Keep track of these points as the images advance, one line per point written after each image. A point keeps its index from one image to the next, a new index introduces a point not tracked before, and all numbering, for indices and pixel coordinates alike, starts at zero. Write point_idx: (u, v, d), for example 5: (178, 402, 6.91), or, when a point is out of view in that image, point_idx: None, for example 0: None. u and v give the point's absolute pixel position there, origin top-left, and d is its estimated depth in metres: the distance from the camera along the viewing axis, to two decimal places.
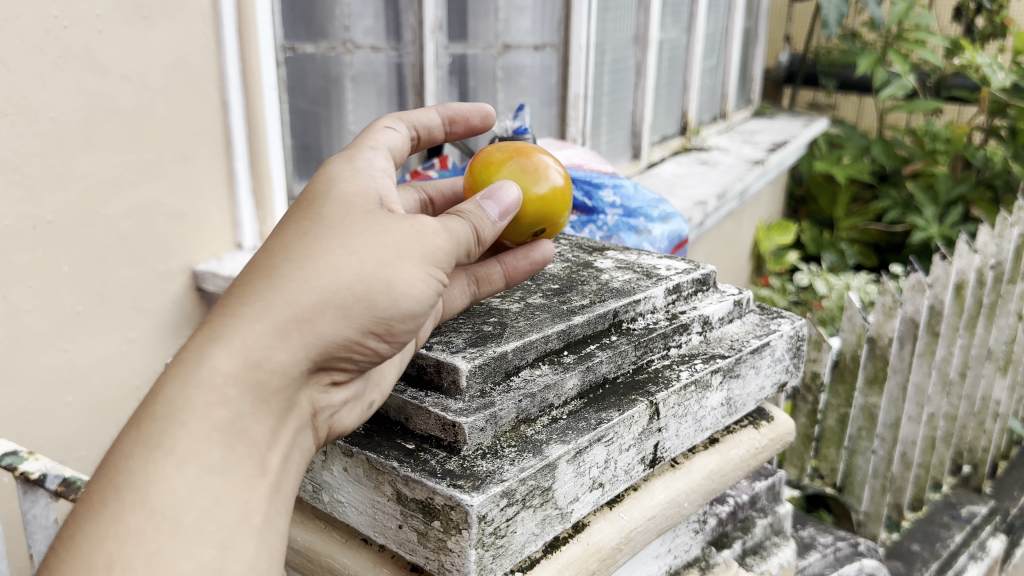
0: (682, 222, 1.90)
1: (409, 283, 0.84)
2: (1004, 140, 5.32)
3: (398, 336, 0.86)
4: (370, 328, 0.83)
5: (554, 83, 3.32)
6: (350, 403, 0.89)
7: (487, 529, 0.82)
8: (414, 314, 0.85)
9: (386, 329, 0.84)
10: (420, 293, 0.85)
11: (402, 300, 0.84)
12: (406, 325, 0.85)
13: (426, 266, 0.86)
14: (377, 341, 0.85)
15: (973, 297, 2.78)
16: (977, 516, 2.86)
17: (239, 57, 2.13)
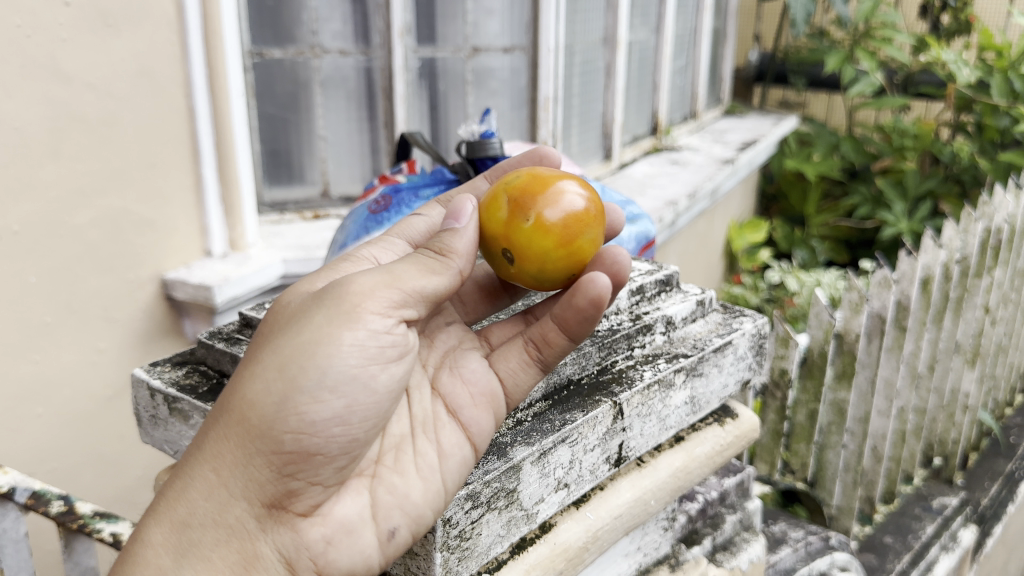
0: (649, 224, 1.91)
1: (309, 358, 0.87)
2: (971, 135, 5.39)
3: (326, 421, 0.87)
4: (283, 423, 0.86)
5: (524, 86, 3.33)
6: (350, 525, 0.91)
7: (451, 531, 0.86)
8: (326, 388, 0.87)
9: (306, 420, 0.87)
10: (327, 365, 0.87)
11: (305, 378, 0.86)
12: (327, 402, 0.87)
13: (336, 325, 0.87)
14: (310, 435, 0.87)
15: (939, 291, 2.82)
16: (948, 508, 2.89)
17: (205, 64, 2.12)
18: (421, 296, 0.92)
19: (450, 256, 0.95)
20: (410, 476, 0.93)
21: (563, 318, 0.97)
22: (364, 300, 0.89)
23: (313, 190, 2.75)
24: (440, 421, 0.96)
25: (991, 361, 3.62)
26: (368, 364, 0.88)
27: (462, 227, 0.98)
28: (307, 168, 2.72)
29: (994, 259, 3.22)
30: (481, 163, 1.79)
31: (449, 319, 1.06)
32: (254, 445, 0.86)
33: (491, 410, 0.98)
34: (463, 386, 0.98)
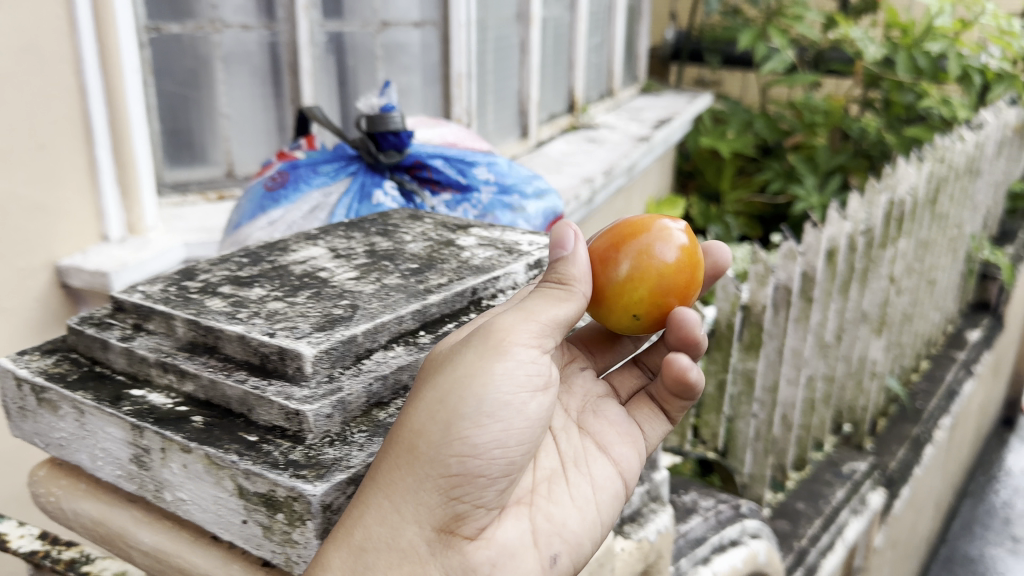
0: (556, 199, 1.89)
1: (468, 386, 0.86)
2: (878, 111, 5.54)
3: (486, 445, 0.86)
4: (449, 448, 0.85)
5: (436, 61, 3.25)
6: (512, 547, 0.91)
7: (332, 517, 0.82)
8: (487, 411, 0.86)
9: (471, 446, 0.86)
10: (487, 392, 0.86)
11: (467, 406, 0.85)
12: (487, 426, 0.86)
13: (488, 359, 0.87)
14: (475, 460, 0.86)
15: (845, 262, 2.89)
16: (857, 472, 2.97)
17: (95, 39, 2.00)
18: (555, 329, 0.93)
19: (571, 283, 0.95)
20: (565, 506, 0.99)
21: (672, 388, 1.12)
22: (508, 333, 0.89)
23: (217, 169, 2.64)
24: (590, 455, 1.06)
25: (896, 329, 3.73)
26: (522, 391, 0.88)
27: (571, 253, 0.95)
28: (211, 147, 2.61)
29: (898, 230, 3.31)
30: (382, 137, 1.75)
31: (581, 364, 1.18)
32: (423, 471, 0.84)
33: (634, 447, 1.11)
34: (608, 427, 1.11)
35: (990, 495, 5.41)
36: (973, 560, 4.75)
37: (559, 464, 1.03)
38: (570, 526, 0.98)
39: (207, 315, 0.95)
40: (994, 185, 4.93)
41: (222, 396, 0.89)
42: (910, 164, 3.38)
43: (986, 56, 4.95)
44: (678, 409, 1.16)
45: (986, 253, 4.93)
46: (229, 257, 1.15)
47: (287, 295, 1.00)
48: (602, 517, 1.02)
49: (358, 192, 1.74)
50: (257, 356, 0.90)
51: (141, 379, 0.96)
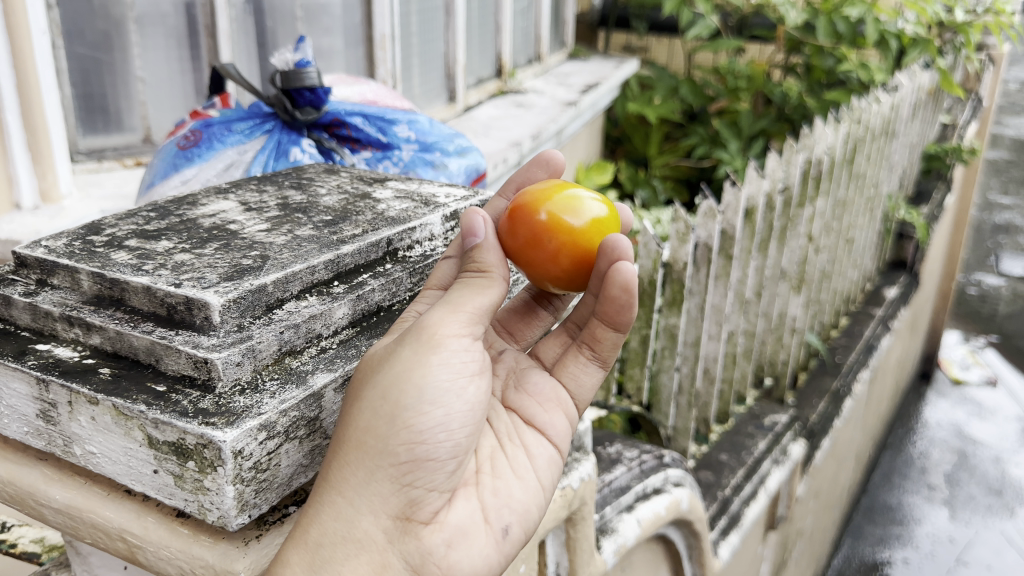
0: (479, 156, 1.90)
1: (409, 378, 0.87)
2: (800, 76, 5.65)
3: (431, 430, 0.88)
4: (396, 437, 0.87)
5: (358, 22, 3.19)
6: (465, 526, 0.93)
7: (245, 463, 0.80)
8: (428, 399, 0.87)
9: (417, 433, 0.87)
10: (425, 380, 0.87)
11: (408, 395, 0.87)
12: (431, 412, 0.87)
13: (425, 351, 0.88)
14: (422, 446, 0.88)
15: (764, 221, 2.97)
16: (778, 425, 3.08)
17: None
18: (483, 317, 0.93)
19: (489, 269, 0.95)
20: (509, 480, 1.00)
21: (603, 316, 1.08)
22: (439, 327, 0.89)
23: (133, 136, 2.57)
24: (522, 429, 1.06)
25: (815, 287, 3.85)
26: (459, 378, 0.89)
27: (483, 240, 0.96)
28: (126, 113, 2.53)
29: (816, 189, 3.41)
30: (297, 93, 1.73)
31: (499, 347, 1.17)
32: (373, 462, 0.86)
33: (561, 410, 1.10)
34: (533, 399, 1.09)
35: (908, 446, 5.64)
36: (892, 507, 4.96)
37: (495, 441, 1.03)
38: (516, 496, 1.00)
39: (112, 268, 0.94)
40: (909, 146, 5.10)
41: (129, 347, 0.89)
42: (827, 125, 3.48)
43: (901, 21, 5.06)
44: (609, 348, 1.12)
45: (902, 212, 5.10)
46: (136, 212, 1.14)
47: (196, 247, 0.99)
48: (545, 483, 1.05)
49: (274, 150, 1.72)
50: (164, 308, 0.90)
51: (47, 334, 0.95)
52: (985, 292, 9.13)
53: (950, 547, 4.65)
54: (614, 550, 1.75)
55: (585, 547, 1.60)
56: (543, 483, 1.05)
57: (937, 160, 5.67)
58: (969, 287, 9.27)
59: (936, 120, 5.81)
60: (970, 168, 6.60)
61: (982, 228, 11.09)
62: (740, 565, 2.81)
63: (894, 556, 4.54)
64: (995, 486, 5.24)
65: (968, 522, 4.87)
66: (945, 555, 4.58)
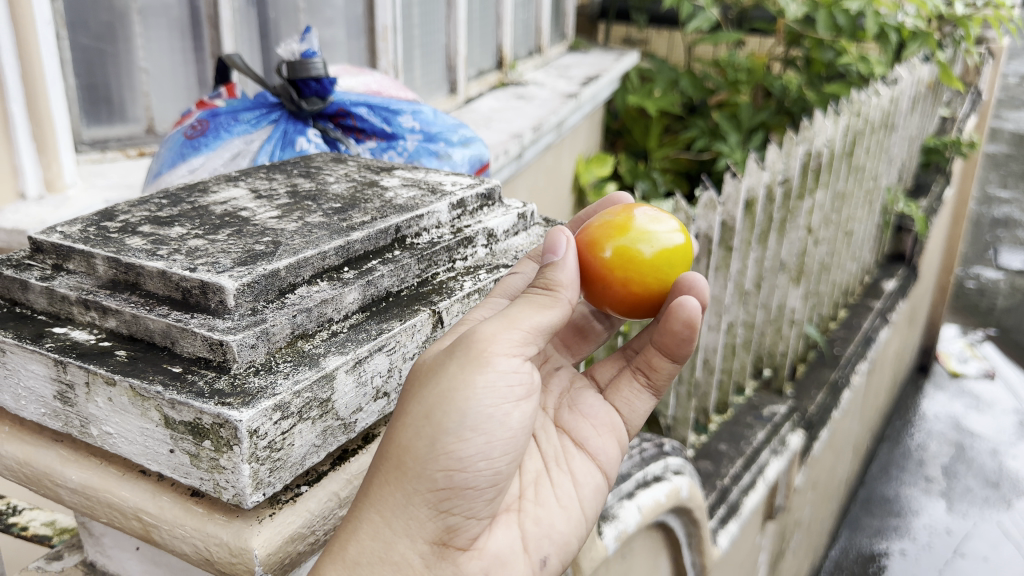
0: (482, 147, 1.92)
1: (453, 400, 0.91)
2: (800, 68, 5.66)
3: (471, 456, 0.93)
4: (435, 463, 0.91)
5: (360, 14, 3.20)
6: (502, 556, 1.00)
7: (260, 443, 0.82)
8: (470, 425, 0.91)
9: (456, 460, 0.92)
10: (468, 405, 0.91)
11: (450, 419, 0.91)
12: (471, 439, 0.92)
13: (469, 371, 0.91)
14: (461, 473, 0.92)
15: (764, 213, 2.98)
16: (777, 415, 3.10)
17: None
18: (538, 335, 0.96)
19: (557, 289, 0.98)
20: (551, 509, 1.08)
21: (664, 346, 1.19)
22: (490, 344, 0.92)
23: (136, 127, 2.58)
24: (570, 454, 1.14)
25: (814, 279, 3.88)
26: (503, 404, 0.93)
27: (561, 259, 0.99)
28: (129, 104, 2.54)
29: (816, 181, 3.43)
30: (303, 84, 1.75)
31: (555, 361, 1.26)
32: (412, 486, 0.91)
33: (612, 437, 1.19)
34: (587, 423, 1.19)
35: (906, 438, 5.68)
36: (889, 499, 4.99)
37: (543, 464, 1.11)
38: (557, 526, 1.08)
39: (127, 253, 0.96)
40: (908, 139, 5.11)
41: (144, 330, 0.91)
42: (827, 118, 3.49)
43: (901, 14, 5.07)
44: (663, 378, 1.23)
45: (901, 205, 5.12)
46: (148, 200, 1.16)
47: (209, 233, 1.01)
48: (584, 509, 1.13)
49: (280, 140, 1.74)
50: (178, 292, 0.92)
51: (62, 317, 0.97)
52: (983, 285, 9.16)
53: (947, 538, 4.69)
54: (615, 537, 1.78)
55: (586, 533, 1.62)
56: (583, 509, 1.13)
57: (936, 153, 5.69)
58: (967, 280, 9.30)
59: (935, 114, 5.83)
60: (969, 162, 6.62)
61: (981, 222, 11.12)
62: (739, 555, 2.84)
63: (891, 547, 4.57)
64: (992, 478, 5.27)
65: (965, 514, 4.90)
66: (942, 547, 4.62)
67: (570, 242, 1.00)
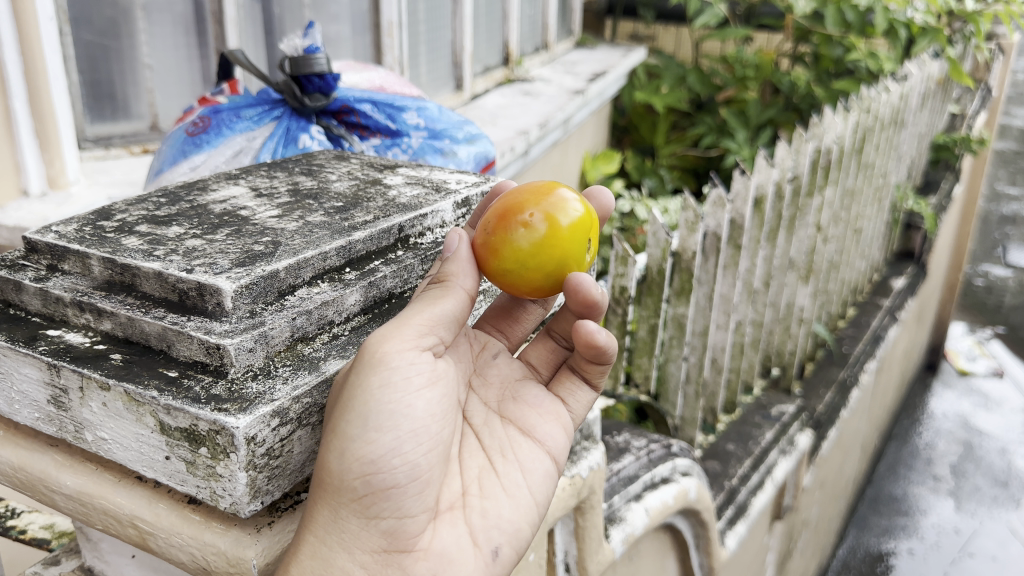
0: (488, 144, 1.89)
1: (352, 405, 0.84)
2: (808, 65, 5.62)
3: (385, 458, 0.86)
4: (352, 472, 0.85)
5: (365, 10, 3.17)
6: (451, 555, 0.93)
7: (258, 450, 0.80)
8: (373, 426, 0.84)
9: (372, 464, 0.85)
10: (369, 408, 0.84)
11: (352, 426, 0.84)
12: (379, 440, 0.85)
13: (365, 374, 0.84)
14: (380, 476, 0.86)
15: (773, 210, 2.95)
16: (786, 415, 3.07)
17: None
18: (430, 325, 0.90)
19: (446, 279, 0.93)
20: (498, 500, 0.99)
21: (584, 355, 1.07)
22: (379, 344, 0.86)
23: (140, 123, 2.56)
24: (515, 442, 1.04)
25: (822, 277, 3.84)
26: (403, 399, 0.87)
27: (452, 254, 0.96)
28: (134, 100, 2.52)
29: (825, 178, 3.39)
30: (307, 79, 1.72)
31: (493, 347, 1.11)
32: (336, 500, 0.85)
33: (559, 424, 1.08)
34: (532, 411, 1.07)
35: (914, 437, 5.63)
36: (898, 498, 4.96)
37: (487, 458, 1.02)
38: (506, 516, 0.99)
39: (123, 253, 0.94)
40: (917, 136, 5.06)
41: (140, 333, 0.88)
42: (836, 114, 3.45)
43: (911, 9, 5.01)
44: (599, 373, 1.11)
45: (910, 202, 5.08)
46: (146, 198, 1.13)
47: (206, 233, 0.99)
48: (536, 498, 1.03)
49: (283, 137, 1.72)
50: (175, 294, 0.89)
51: (58, 320, 0.95)
52: (991, 283, 9.10)
53: (955, 538, 4.65)
54: (622, 539, 1.75)
55: (594, 536, 1.60)
56: (536, 499, 1.04)
57: (945, 150, 5.64)
58: (976, 278, 9.24)
59: (945, 110, 5.77)
60: (978, 159, 6.56)
61: (989, 219, 11.05)
62: (746, 556, 2.81)
63: (899, 546, 4.54)
64: (1000, 477, 5.24)
65: (973, 513, 4.87)
66: (950, 546, 4.58)
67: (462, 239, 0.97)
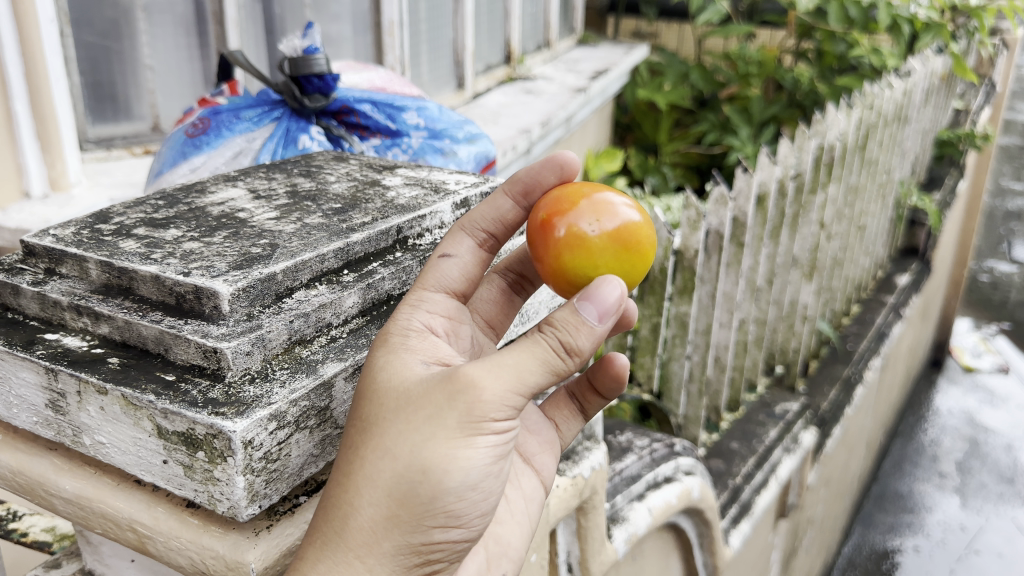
0: (488, 143, 1.89)
1: (452, 460, 0.84)
2: (811, 61, 5.60)
3: (465, 511, 0.88)
4: (431, 517, 0.86)
5: (366, 10, 3.16)
6: None
7: (255, 454, 0.79)
8: (469, 484, 0.85)
9: (451, 513, 0.87)
10: (468, 466, 0.84)
11: (450, 480, 0.84)
12: (467, 497, 0.86)
13: (471, 433, 0.83)
14: (452, 525, 0.88)
15: (776, 208, 2.94)
16: (789, 413, 3.06)
17: None
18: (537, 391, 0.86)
19: (575, 356, 0.85)
20: (509, 527, 1.08)
21: (597, 384, 1.19)
22: (497, 405, 0.83)
23: (141, 124, 2.56)
24: (520, 471, 1.12)
25: (827, 274, 3.83)
26: (498, 458, 0.87)
27: (599, 326, 0.86)
28: (135, 101, 2.52)
29: (828, 175, 3.38)
30: (306, 80, 1.72)
31: None
32: (403, 537, 0.85)
33: (554, 451, 1.17)
34: (532, 438, 1.16)
35: (919, 434, 5.62)
36: (903, 495, 4.95)
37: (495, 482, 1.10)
38: (513, 544, 1.08)
39: (121, 257, 0.94)
40: (921, 132, 5.05)
41: (137, 337, 0.88)
42: (839, 111, 3.44)
43: (914, 5, 5.00)
44: (596, 406, 1.22)
45: (914, 198, 5.06)
46: (145, 200, 1.13)
47: (205, 236, 0.98)
48: (533, 525, 1.12)
49: (283, 137, 1.71)
50: (172, 297, 0.89)
51: (55, 323, 0.95)
52: (997, 279, 9.06)
53: (961, 535, 4.64)
54: (625, 539, 1.75)
55: (596, 536, 1.60)
56: (531, 525, 1.13)
57: (949, 146, 5.62)
58: (981, 274, 9.20)
59: (949, 106, 5.76)
60: (983, 155, 6.54)
61: (994, 215, 11.01)
62: (751, 554, 2.80)
63: (905, 544, 4.52)
64: (1006, 474, 5.22)
65: (979, 510, 4.85)
66: (956, 544, 4.56)
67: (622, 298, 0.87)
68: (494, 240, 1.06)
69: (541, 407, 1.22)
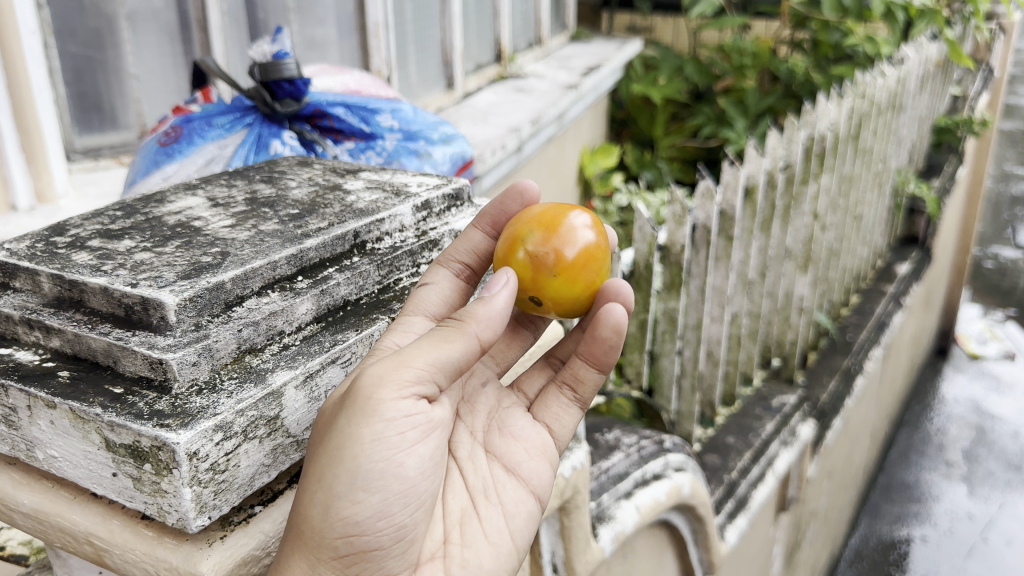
0: (464, 144, 1.91)
1: (342, 459, 0.87)
2: (806, 51, 5.57)
3: (369, 517, 0.90)
4: (333, 530, 0.88)
5: (351, 12, 3.15)
6: None
7: (202, 465, 0.79)
8: (361, 486, 0.88)
9: (352, 521, 0.89)
10: (359, 466, 0.88)
11: (342, 482, 0.87)
12: (366, 500, 0.89)
13: (359, 426, 0.87)
14: (359, 533, 0.90)
15: (766, 199, 2.92)
16: (787, 406, 3.04)
17: None
18: (432, 372, 0.90)
19: (465, 321, 0.92)
20: (477, 549, 1.05)
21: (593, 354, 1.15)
22: (377, 390, 0.87)
23: (127, 134, 2.54)
24: (500, 484, 1.10)
25: (822, 265, 3.81)
26: (393, 454, 0.90)
27: (489, 295, 0.94)
28: (120, 110, 2.50)
29: (820, 166, 3.36)
30: (277, 85, 1.72)
31: (481, 375, 1.17)
32: (315, 554, 0.88)
33: (546, 459, 1.13)
34: (518, 444, 1.13)
35: (925, 423, 5.59)
36: (910, 485, 4.92)
37: (470, 498, 1.08)
38: (485, 566, 1.05)
39: (71, 270, 0.93)
40: (917, 119, 5.02)
41: (87, 349, 0.88)
42: (830, 100, 3.41)
43: None
44: (590, 390, 1.18)
45: (912, 186, 5.03)
46: (103, 212, 1.13)
47: (157, 246, 0.98)
48: (516, 542, 1.09)
49: (254, 143, 1.72)
50: (121, 308, 0.88)
51: (9, 338, 0.94)
52: (1002, 265, 9.01)
53: (969, 524, 4.60)
54: (612, 538, 1.74)
55: (580, 536, 1.58)
56: (516, 543, 1.09)
57: (947, 133, 5.58)
58: (985, 260, 9.14)
59: (945, 93, 5.73)
60: (982, 140, 6.50)
61: (999, 202, 10.95)
62: (750, 550, 2.79)
63: (913, 534, 4.49)
64: (1014, 461, 5.18)
65: (987, 498, 4.82)
66: (965, 533, 4.53)
67: (508, 282, 0.97)
68: (468, 271, 1.08)
69: (532, 411, 1.17)
